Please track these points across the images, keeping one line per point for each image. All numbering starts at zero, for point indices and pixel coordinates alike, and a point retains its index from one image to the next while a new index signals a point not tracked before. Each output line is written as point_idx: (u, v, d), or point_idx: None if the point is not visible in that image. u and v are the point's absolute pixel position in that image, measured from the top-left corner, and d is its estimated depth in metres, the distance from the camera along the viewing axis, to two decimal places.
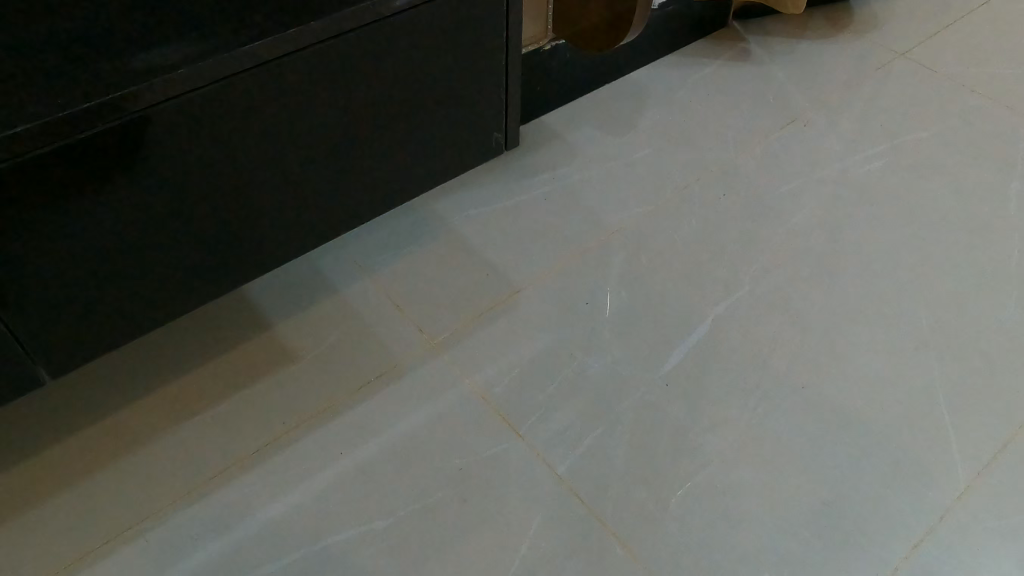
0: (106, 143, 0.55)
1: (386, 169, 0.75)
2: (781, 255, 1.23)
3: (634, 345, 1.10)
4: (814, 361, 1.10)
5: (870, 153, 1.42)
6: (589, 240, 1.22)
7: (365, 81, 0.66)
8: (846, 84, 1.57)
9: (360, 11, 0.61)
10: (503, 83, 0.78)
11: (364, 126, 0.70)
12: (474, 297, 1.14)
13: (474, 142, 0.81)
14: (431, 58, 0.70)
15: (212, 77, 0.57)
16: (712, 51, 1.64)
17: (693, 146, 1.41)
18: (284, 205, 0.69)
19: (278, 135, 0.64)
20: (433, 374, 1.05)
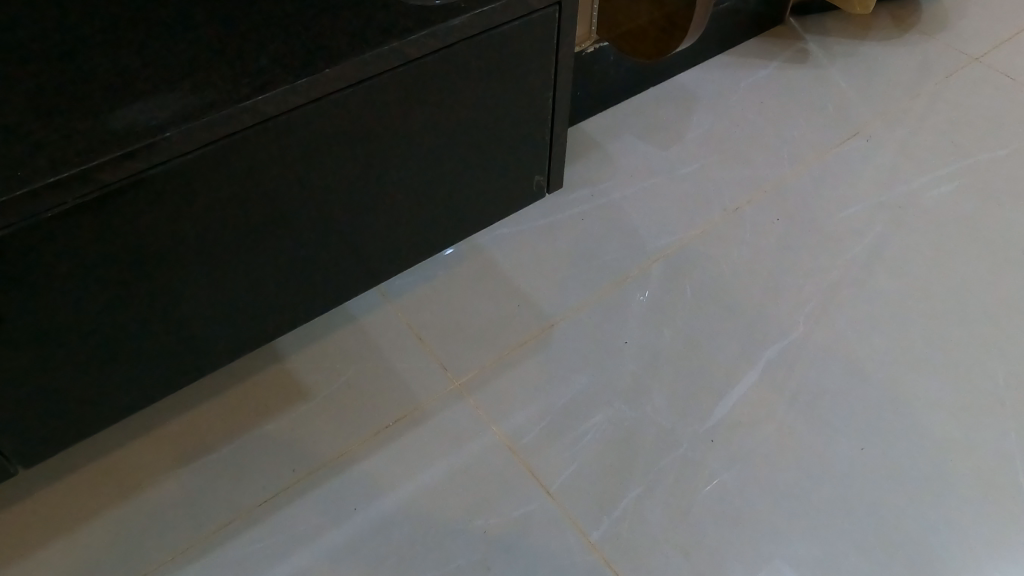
0: (81, 219, 0.46)
1: (411, 223, 0.66)
2: (840, 291, 1.12)
3: (677, 392, 1.00)
4: (876, 417, 1.00)
5: (939, 174, 1.30)
6: (630, 267, 1.12)
7: (390, 130, 0.57)
8: (914, 94, 1.44)
9: (387, 54, 0.51)
10: (549, 122, 0.68)
11: (386, 179, 0.60)
12: (504, 330, 1.04)
13: (513, 187, 0.71)
14: (468, 102, 0.60)
15: (207, 139, 0.47)
16: (767, 51, 1.51)
17: (744, 161, 1.29)
18: (295, 270, 0.61)
19: (287, 197, 0.55)
20: (458, 420, 0.96)
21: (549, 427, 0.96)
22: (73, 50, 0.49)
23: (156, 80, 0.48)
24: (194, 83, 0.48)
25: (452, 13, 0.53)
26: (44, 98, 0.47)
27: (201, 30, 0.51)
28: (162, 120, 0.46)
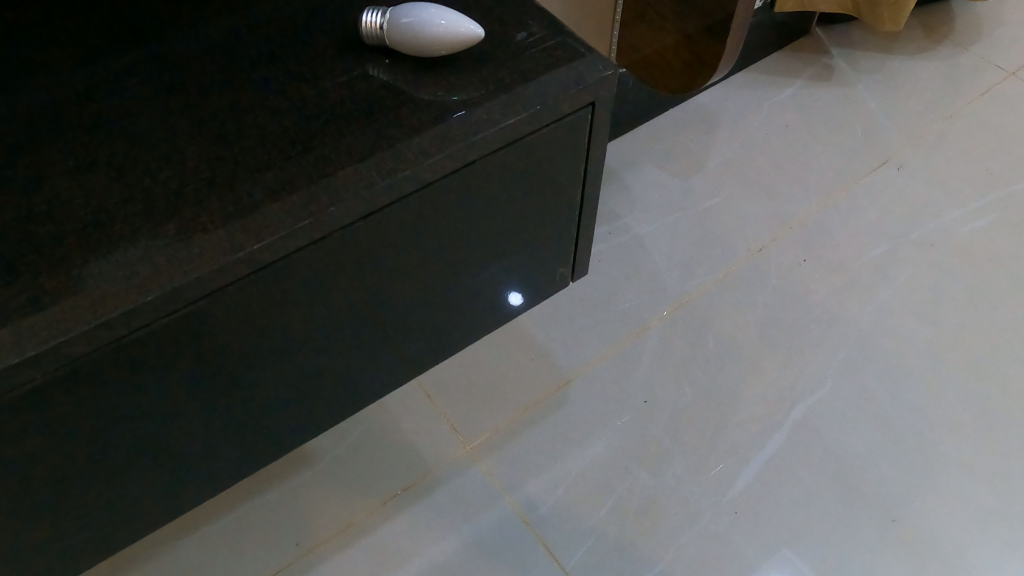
0: (55, 391, 0.41)
1: (422, 326, 0.61)
2: (868, 342, 1.07)
3: (699, 456, 0.96)
4: (907, 484, 0.95)
5: (974, 208, 1.23)
6: (650, 316, 1.07)
7: (402, 251, 0.51)
8: (947, 115, 1.36)
9: (400, 183, 0.45)
10: (576, 216, 0.62)
11: (399, 295, 0.54)
12: (518, 386, 1.00)
13: (535, 280, 0.65)
14: (488, 212, 0.54)
15: (196, 295, 0.42)
16: (792, 67, 1.43)
17: (768, 194, 1.23)
18: (299, 391, 0.55)
19: (288, 330, 0.49)
20: (471, 487, 0.93)
21: (566, 496, 0.92)
22: (45, 187, 0.44)
23: (137, 224, 0.42)
24: (181, 228, 0.42)
25: (473, 130, 0.47)
26: (10, 252, 0.41)
27: (189, 157, 0.45)
28: (144, 280, 0.40)
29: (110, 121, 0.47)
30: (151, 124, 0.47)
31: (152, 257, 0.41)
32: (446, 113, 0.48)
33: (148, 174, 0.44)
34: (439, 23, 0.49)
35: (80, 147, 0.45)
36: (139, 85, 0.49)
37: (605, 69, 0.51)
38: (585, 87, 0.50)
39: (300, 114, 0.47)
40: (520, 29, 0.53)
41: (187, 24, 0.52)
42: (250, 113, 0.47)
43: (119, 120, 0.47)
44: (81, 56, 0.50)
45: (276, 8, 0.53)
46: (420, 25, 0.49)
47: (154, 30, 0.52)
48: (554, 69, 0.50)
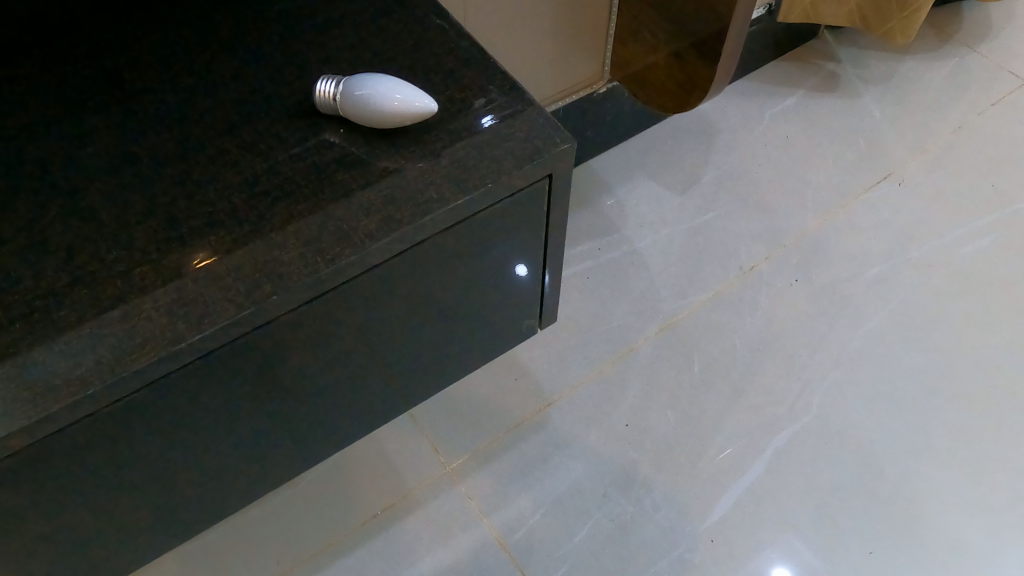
0: (3, 479, 0.41)
1: (387, 387, 0.61)
2: (857, 369, 1.06)
3: (678, 485, 0.97)
4: (887, 517, 0.95)
5: (975, 227, 1.20)
6: (635, 337, 1.08)
7: (356, 325, 0.50)
8: (954, 126, 1.31)
9: (344, 268, 0.45)
10: (537, 282, 0.61)
11: (357, 363, 0.54)
12: (501, 409, 1.01)
13: (503, 332, 0.65)
14: (445, 284, 0.53)
15: (138, 385, 0.42)
16: (794, 76, 1.39)
17: (763, 211, 1.21)
18: (259, 453, 0.56)
19: (238, 404, 0.49)
20: (451, 509, 0.94)
21: (544, 522, 0.94)
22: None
23: (82, 311, 0.43)
24: (124, 318, 0.43)
25: (421, 211, 0.46)
26: None
27: (138, 238, 0.46)
28: (85, 373, 0.41)
29: (63, 196, 0.47)
30: (102, 200, 0.47)
31: (96, 348, 0.41)
32: (396, 191, 0.47)
33: (96, 256, 0.45)
34: (395, 97, 0.48)
35: (33, 229, 0.46)
36: (93, 155, 0.49)
37: (562, 142, 0.50)
38: (540, 162, 0.49)
39: (250, 192, 0.47)
40: (479, 96, 0.52)
41: (144, 87, 0.52)
42: (201, 189, 0.47)
43: (71, 195, 0.47)
44: (38, 124, 0.50)
45: (234, 73, 0.53)
46: (375, 97, 0.48)
47: (111, 93, 0.52)
48: (510, 142, 0.50)
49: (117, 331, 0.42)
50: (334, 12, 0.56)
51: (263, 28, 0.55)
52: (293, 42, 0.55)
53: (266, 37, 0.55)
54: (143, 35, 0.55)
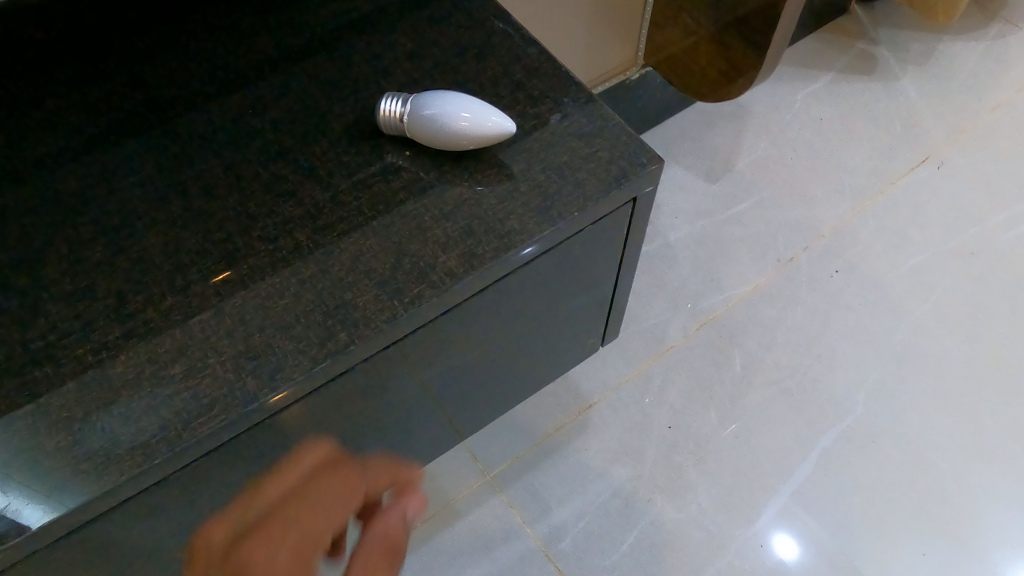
0: (65, 552, 0.38)
1: (461, 401, 0.60)
2: (902, 364, 1.03)
3: (724, 488, 0.94)
4: (940, 516, 0.92)
5: (1018, 210, 1.16)
6: (674, 335, 1.05)
7: (429, 358, 0.47)
8: (991, 105, 1.27)
9: (424, 311, 0.41)
10: (612, 286, 0.61)
11: (433, 386, 0.53)
12: (539, 415, 0.99)
13: (569, 339, 0.64)
14: (523, 305, 0.51)
15: (209, 448, 0.38)
16: (825, 56, 1.34)
17: (800, 199, 1.17)
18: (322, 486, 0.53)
19: (307, 443, 0.46)
20: (493, 520, 0.92)
21: (589, 530, 0.91)
22: (39, 319, 0.40)
23: (142, 367, 0.39)
24: (188, 375, 0.39)
25: (505, 246, 0.43)
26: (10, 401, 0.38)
27: (195, 281, 0.41)
28: (152, 439, 0.37)
29: (107, 234, 0.43)
30: (151, 238, 0.43)
31: (162, 409, 0.38)
32: (474, 224, 0.43)
33: (150, 304, 0.41)
34: (462, 116, 0.44)
35: (80, 271, 0.42)
36: (137, 187, 0.44)
37: (650, 162, 0.46)
38: (628, 185, 0.45)
39: (314, 225, 0.43)
40: (554, 111, 0.48)
41: (186, 106, 0.47)
42: (259, 223, 0.43)
43: (116, 234, 0.43)
44: (74, 149, 0.45)
45: (285, 88, 0.48)
46: (441, 116, 0.44)
47: (149, 114, 0.47)
48: (593, 164, 0.46)
49: (183, 389, 0.38)
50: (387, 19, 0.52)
51: (309, 36, 0.51)
52: (345, 51, 0.50)
53: (315, 47, 0.50)
54: (179, 46, 0.50)
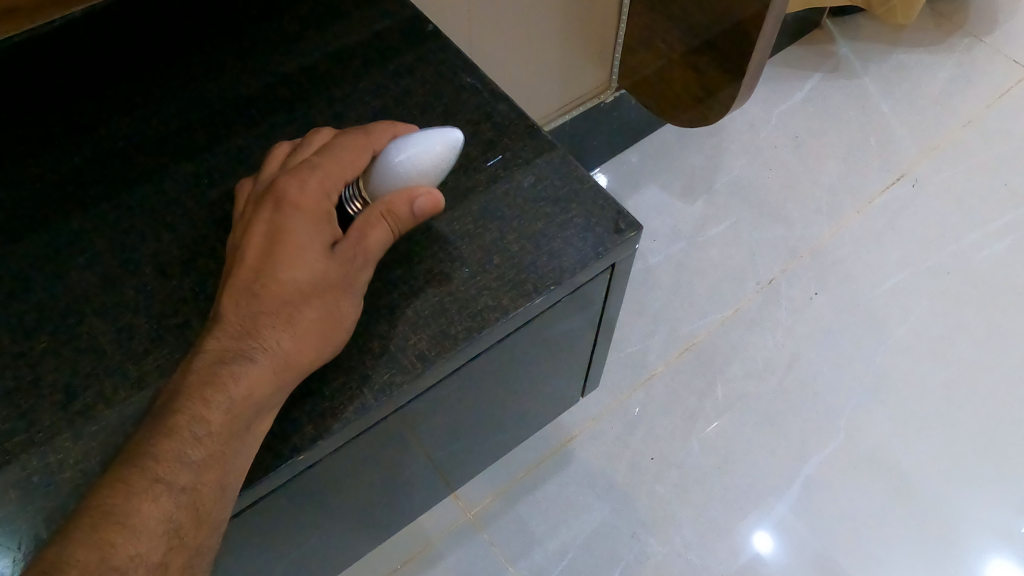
0: None
1: (437, 452, 0.58)
2: (882, 386, 1.02)
3: (706, 519, 0.93)
4: (921, 543, 0.92)
5: (992, 228, 1.16)
6: (654, 361, 1.04)
7: (400, 423, 0.46)
8: (963, 121, 1.27)
9: (393, 402, 0.41)
10: (593, 332, 0.59)
11: (406, 443, 0.51)
12: (520, 448, 0.97)
13: (550, 385, 0.63)
14: (500, 360, 0.49)
15: None
16: (799, 71, 1.34)
17: (777, 219, 1.16)
18: (289, 544, 0.52)
19: (272, 513, 0.45)
20: (475, 559, 0.90)
21: (572, 567, 0.90)
22: None
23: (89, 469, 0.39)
24: None
25: (477, 325, 0.42)
26: None
27: (148, 370, 0.41)
28: None
29: (54, 320, 0.43)
30: (103, 326, 0.43)
31: None
32: (444, 301, 0.42)
33: (101, 399, 0.41)
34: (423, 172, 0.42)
35: (31, 366, 0.42)
36: (87, 269, 0.45)
37: (628, 228, 0.45)
38: (606, 255, 0.44)
39: None
40: (526, 169, 0.47)
41: (141, 184, 0.48)
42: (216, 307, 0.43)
43: (65, 320, 0.43)
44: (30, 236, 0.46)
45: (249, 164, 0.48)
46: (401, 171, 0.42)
47: (101, 190, 0.47)
48: (569, 231, 0.44)
49: None
50: (348, 83, 0.52)
51: (271, 107, 0.51)
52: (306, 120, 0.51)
53: (275, 115, 0.51)
54: (134, 119, 0.50)
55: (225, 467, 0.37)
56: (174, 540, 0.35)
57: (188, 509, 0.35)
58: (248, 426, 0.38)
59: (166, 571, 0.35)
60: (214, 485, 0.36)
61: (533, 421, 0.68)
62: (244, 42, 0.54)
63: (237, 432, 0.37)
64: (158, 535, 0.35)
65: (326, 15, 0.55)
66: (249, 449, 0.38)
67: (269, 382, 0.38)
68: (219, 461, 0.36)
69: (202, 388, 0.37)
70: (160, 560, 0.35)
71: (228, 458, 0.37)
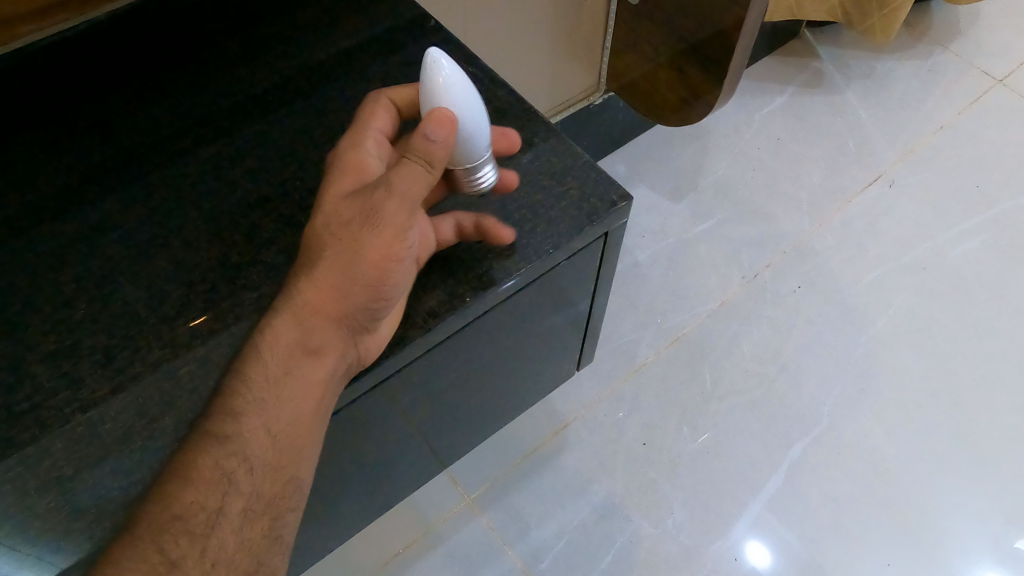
0: None
1: (446, 422, 0.62)
2: (862, 375, 1.07)
3: (696, 503, 0.97)
4: (900, 522, 0.96)
5: (965, 227, 1.21)
6: (644, 352, 1.08)
7: (415, 384, 0.52)
8: (937, 126, 1.33)
9: (407, 354, 0.47)
10: (587, 309, 0.63)
11: (418, 409, 0.55)
12: (516, 436, 1.00)
13: (549, 360, 0.67)
14: (505, 329, 0.54)
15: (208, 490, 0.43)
16: (779, 77, 1.40)
17: (760, 216, 1.21)
18: (307, 507, 0.56)
19: None
20: (473, 543, 0.93)
21: (569, 549, 0.93)
22: (26, 382, 0.44)
23: (130, 422, 0.43)
24: (176, 427, 0.43)
25: (482, 285, 0.48)
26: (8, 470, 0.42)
27: (179, 333, 0.46)
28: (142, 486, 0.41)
29: (90, 290, 0.47)
30: (139, 294, 0.47)
31: (148, 452, 0.42)
32: (454, 264, 0.49)
33: (137, 358, 0.45)
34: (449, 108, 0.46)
35: (71, 331, 0.46)
36: (119, 243, 0.49)
37: (618, 201, 0.51)
38: (599, 222, 0.50)
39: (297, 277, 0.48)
40: (526, 149, 0.53)
41: (170, 165, 0.52)
42: (243, 274, 0.48)
43: (101, 289, 0.47)
44: (69, 214, 0.50)
45: (276, 150, 0.53)
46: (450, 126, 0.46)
47: (130, 172, 0.52)
48: (566, 202, 0.51)
49: (168, 433, 0.43)
50: (357, 75, 0.57)
51: (286, 98, 0.56)
52: (319, 108, 0.55)
53: (290, 104, 0.56)
54: (160, 107, 0.55)
55: (266, 413, 0.42)
56: (228, 486, 0.41)
57: (239, 457, 0.41)
58: (286, 370, 0.42)
59: (226, 514, 0.41)
60: (258, 433, 0.41)
61: (531, 398, 0.72)
62: (262, 39, 0.58)
63: (273, 378, 0.42)
64: (213, 484, 0.40)
65: (335, 15, 0.60)
66: (293, 392, 0.42)
67: (293, 333, 0.42)
68: (259, 412, 0.41)
69: (247, 349, 0.42)
70: (217, 505, 0.40)
71: (264, 409, 0.42)
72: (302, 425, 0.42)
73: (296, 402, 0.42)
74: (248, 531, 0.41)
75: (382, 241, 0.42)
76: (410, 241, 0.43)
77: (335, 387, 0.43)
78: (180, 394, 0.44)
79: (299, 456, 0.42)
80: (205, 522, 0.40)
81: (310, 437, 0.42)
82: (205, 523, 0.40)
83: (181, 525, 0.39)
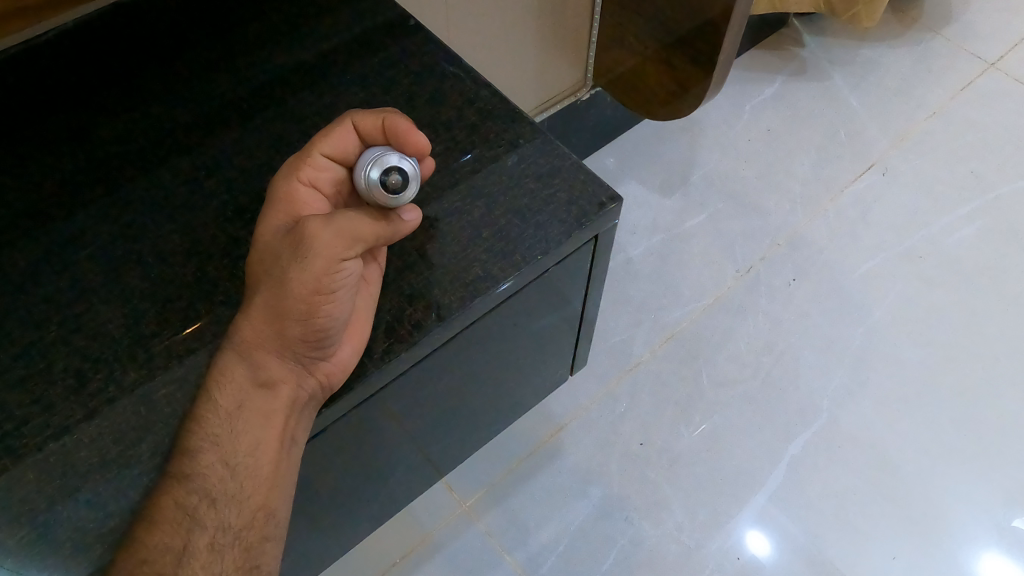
0: None
1: (440, 430, 0.60)
2: (861, 368, 1.05)
3: (698, 501, 0.95)
4: (903, 513, 0.94)
5: (960, 214, 1.20)
6: (640, 350, 1.07)
7: (406, 396, 0.50)
8: (929, 112, 1.31)
9: (394, 368, 0.45)
10: (580, 309, 0.62)
11: (410, 419, 0.54)
12: (513, 439, 0.99)
13: (542, 363, 0.65)
14: (496, 334, 0.53)
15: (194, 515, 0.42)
16: (768, 68, 1.38)
17: (754, 208, 1.20)
18: (297, 526, 0.54)
19: None
20: (471, 550, 0.91)
21: (570, 552, 0.91)
22: None
23: (106, 447, 0.41)
24: (158, 453, 0.41)
25: (471, 293, 0.46)
26: None
27: (157, 352, 0.44)
28: (123, 516, 0.40)
29: (62, 312, 0.45)
30: (112, 312, 0.45)
31: (126, 476, 0.41)
32: (439, 273, 0.47)
33: (111, 382, 0.43)
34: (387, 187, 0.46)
35: (39, 355, 0.44)
36: (90, 259, 0.47)
37: (608, 202, 0.50)
38: (588, 227, 0.49)
39: None
40: (510, 151, 0.52)
41: (143, 179, 0.50)
42: (221, 289, 0.46)
43: (73, 308, 0.46)
44: (37, 232, 0.48)
45: (251, 159, 0.52)
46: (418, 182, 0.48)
47: (100, 185, 0.50)
48: (554, 205, 0.49)
49: (149, 454, 0.41)
50: (334, 79, 0.55)
51: (262, 104, 0.54)
52: (295, 113, 0.54)
53: (265, 111, 0.54)
54: (129, 119, 0.53)
55: (223, 448, 0.42)
56: (194, 523, 0.41)
57: (200, 493, 0.41)
58: (236, 403, 0.42)
59: (194, 552, 0.41)
60: (217, 465, 0.42)
61: (525, 401, 0.71)
62: (236, 45, 0.56)
63: (226, 412, 0.42)
64: (177, 523, 0.40)
65: (309, 17, 0.58)
66: (246, 424, 0.42)
67: (239, 364, 0.42)
68: (217, 445, 0.42)
69: (197, 386, 0.43)
70: (182, 543, 0.40)
71: (220, 442, 0.42)
72: (261, 457, 0.42)
73: (251, 431, 0.42)
74: (222, 566, 0.41)
75: (309, 274, 0.41)
76: (349, 271, 0.42)
77: (294, 413, 0.42)
78: (160, 416, 0.42)
79: (264, 486, 0.42)
80: (174, 560, 0.40)
81: (272, 468, 0.42)
82: (173, 564, 0.40)
83: (147, 566, 0.39)
